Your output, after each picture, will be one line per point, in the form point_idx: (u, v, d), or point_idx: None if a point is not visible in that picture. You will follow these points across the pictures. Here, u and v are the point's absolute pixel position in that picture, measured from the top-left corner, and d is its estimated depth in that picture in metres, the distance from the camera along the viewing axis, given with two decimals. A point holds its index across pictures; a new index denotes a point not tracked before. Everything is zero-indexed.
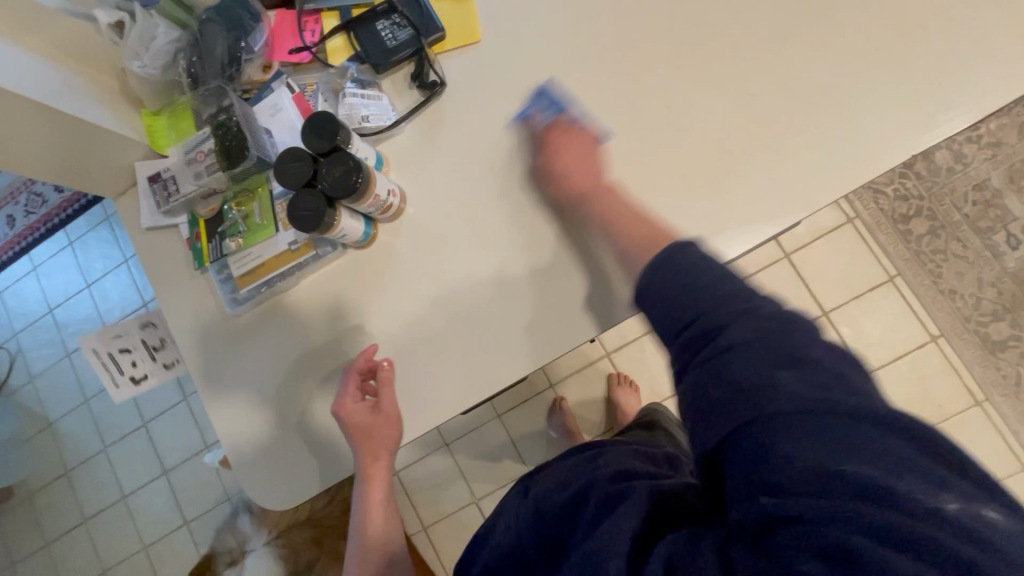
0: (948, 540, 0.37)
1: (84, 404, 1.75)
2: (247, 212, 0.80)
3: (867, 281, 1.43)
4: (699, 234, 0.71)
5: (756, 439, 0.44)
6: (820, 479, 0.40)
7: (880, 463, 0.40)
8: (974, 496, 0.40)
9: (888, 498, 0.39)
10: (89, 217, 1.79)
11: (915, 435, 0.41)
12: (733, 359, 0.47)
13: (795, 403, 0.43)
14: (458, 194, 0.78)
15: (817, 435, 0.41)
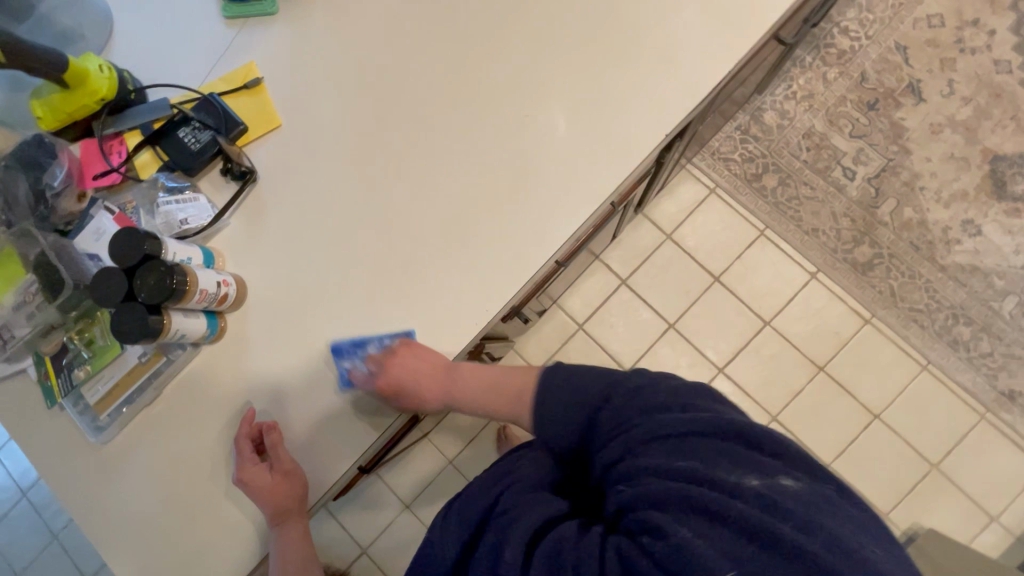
0: (745, 507, 0.58)
1: None
2: (90, 338, 0.69)
3: (744, 240, 1.55)
4: (519, 252, 0.71)
5: (636, 460, 0.65)
6: (678, 473, 0.62)
7: (708, 458, 0.62)
8: (774, 473, 0.61)
9: (714, 481, 0.60)
10: None
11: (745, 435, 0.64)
12: (619, 403, 0.71)
13: (682, 427, 0.65)
14: (297, 265, 0.72)
15: (676, 445, 0.64)
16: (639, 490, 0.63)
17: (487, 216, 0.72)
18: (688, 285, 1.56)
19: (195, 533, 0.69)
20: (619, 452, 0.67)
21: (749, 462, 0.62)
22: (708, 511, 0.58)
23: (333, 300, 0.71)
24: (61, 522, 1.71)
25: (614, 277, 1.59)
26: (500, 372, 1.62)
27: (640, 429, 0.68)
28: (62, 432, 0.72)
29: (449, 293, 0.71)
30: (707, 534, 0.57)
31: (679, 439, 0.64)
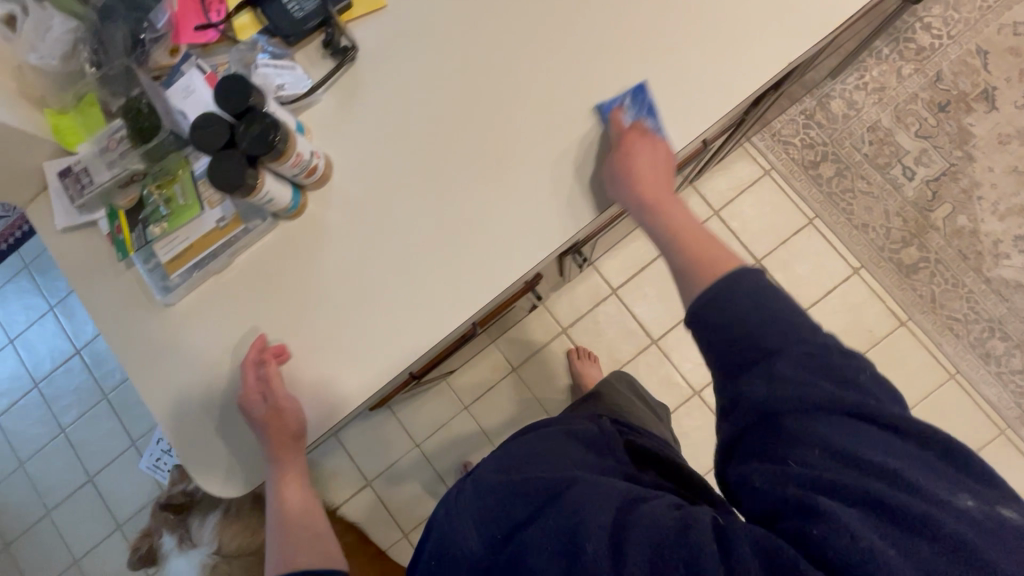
0: (918, 508, 0.47)
1: (20, 466, 1.75)
2: (171, 195, 0.67)
3: (791, 227, 1.53)
4: (608, 170, 0.71)
5: (799, 428, 0.53)
6: (846, 461, 0.51)
7: (903, 459, 0.50)
8: (968, 489, 0.50)
9: (885, 474, 0.49)
10: (5, 270, 1.83)
11: (893, 426, 0.52)
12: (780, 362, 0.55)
13: (833, 405, 0.53)
14: (384, 153, 0.72)
15: (844, 426, 0.52)
16: (766, 474, 0.54)
17: (587, 134, 0.72)
18: None
19: (253, 408, 0.68)
20: (749, 420, 0.56)
21: (926, 464, 0.51)
22: (855, 498, 0.49)
23: (421, 198, 0.71)
24: (70, 417, 1.75)
25: (655, 246, 1.57)
26: (526, 325, 1.61)
27: (799, 384, 0.54)
28: (126, 291, 0.71)
29: (536, 206, 0.70)
30: (866, 523, 0.48)
31: (836, 415, 0.52)
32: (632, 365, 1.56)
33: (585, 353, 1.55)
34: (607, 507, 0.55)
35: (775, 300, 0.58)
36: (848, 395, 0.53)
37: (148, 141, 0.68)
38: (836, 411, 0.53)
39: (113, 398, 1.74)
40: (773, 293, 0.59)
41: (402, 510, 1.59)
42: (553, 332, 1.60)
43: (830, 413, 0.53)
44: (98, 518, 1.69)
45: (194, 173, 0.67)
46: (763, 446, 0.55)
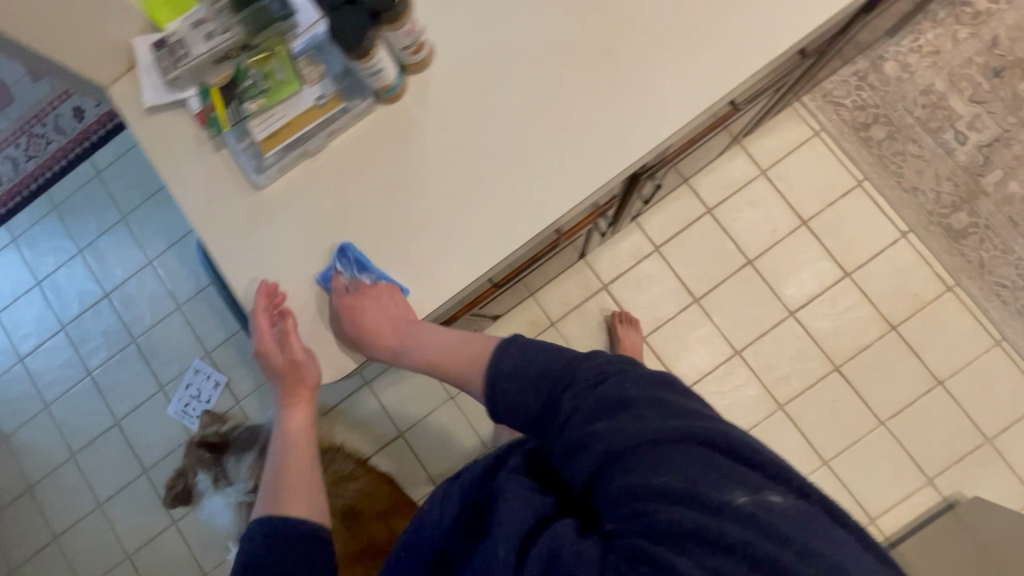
0: (752, 538, 0.48)
1: (44, 409, 1.72)
2: (269, 70, 0.65)
3: (839, 188, 1.51)
4: (708, 66, 0.70)
5: (659, 479, 0.52)
6: (710, 513, 0.50)
7: (790, 517, 0.50)
8: (771, 493, 0.51)
9: (717, 504, 0.50)
10: (31, 211, 1.80)
11: (727, 448, 0.53)
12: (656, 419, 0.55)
13: (707, 452, 0.52)
14: (482, 43, 0.72)
15: (721, 479, 0.51)
16: (637, 508, 0.52)
17: (690, 32, 0.71)
18: (775, 224, 1.53)
19: (348, 292, 0.66)
20: (597, 461, 0.56)
21: (742, 477, 0.51)
22: (694, 529, 0.49)
23: (521, 93, 0.70)
24: (97, 360, 1.72)
25: (700, 204, 1.55)
26: (566, 281, 1.58)
27: (689, 435, 0.53)
28: (214, 173, 0.69)
29: (638, 104, 0.70)
30: (710, 550, 0.48)
31: (659, 444, 0.53)
32: (673, 323, 1.54)
33: (625, 317, 1.53)
34: (523, 516, 0.59)
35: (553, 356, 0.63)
36: (686, 424, 0.54)
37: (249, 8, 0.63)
38: (672, 438, 0.53)
39: (141, 342, 1.71)
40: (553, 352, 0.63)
41: (435, 462, 1.57)
42: (594, 287, 1.57)
43: (676, 442, 0.53)
44: (123, 462, 1.68)
45: (293, 52, 0.65)
46: (621, 475, 0.54)
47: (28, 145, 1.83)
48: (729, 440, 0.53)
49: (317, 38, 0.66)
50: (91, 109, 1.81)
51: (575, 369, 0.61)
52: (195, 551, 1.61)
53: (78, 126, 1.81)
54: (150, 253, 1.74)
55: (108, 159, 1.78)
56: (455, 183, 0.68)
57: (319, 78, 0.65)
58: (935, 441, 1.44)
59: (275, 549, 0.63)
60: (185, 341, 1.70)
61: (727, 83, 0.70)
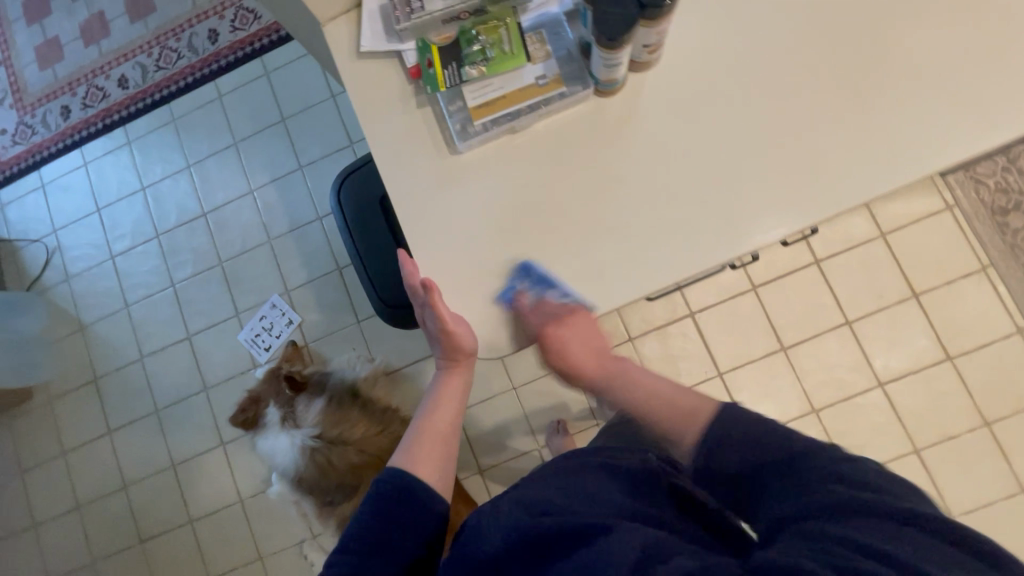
0: None
1: (124, 309, 1.79)
2: (496, 39, 0.65)
3: (961, 269, 1.45)
4: (942, 125, 0.66)
5: (827, 526, 0.47)
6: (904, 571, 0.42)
7: None
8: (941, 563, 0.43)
9: (897, 565, 0.42)
10: (149, 119, 1.86)
11: (918, 516, 0.46)
12: (821, 477, 0.51)
13: (893, 517, 0.46)
14: (706, 54, 0.69)
15: (911, 544, 0.44)
16: (796, 545, 0.47)
17: (928, 89, 0.67)
18: (884, 291, 1.47)
19: (524, 270, 0.66)
20: (780, 515, 0.52)
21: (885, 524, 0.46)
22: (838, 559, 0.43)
23: (740, 112, 0.68)
24: (182, 273, 1.78)
25: (809, 253, 1.51)
26: (654, 300, 1.56)
27: (855, 489, 0.49)
28: (415, 130, 0.69)
29: (862, 146, 0.66)
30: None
31: (847, 503, 0.48)
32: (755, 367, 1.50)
33: None
34: (636, 537, 0.50)
35: (765, 433, 0.56)
36: (836, 477, 0.51)
37: None
38: (817, 490, 0.50)
39: (227, 266, 1.76)
40: (761, 425, 0.57)
41: (484, 447, 1.58)
42: (680, 313, 1.54)
43: (818, 491, 0.50)
44: (187, 375, 1.73)
45: (523, 25, 0.65)
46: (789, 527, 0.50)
47: (159, 55, 1.88)
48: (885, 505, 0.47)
49: (547, 16, 0.66)
50: (225, 33, 1.84)
51: (772, 428, 0.57)
52: (236, 476, 1.65)
53: (210, 47, 1.85)
54: (253, 184, 1.77)
55: (233, 86, 1.83)
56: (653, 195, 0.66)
57: (545, 58, 0.65)
58: None
59: (411, 512, 0.61)
60: (269, 275, 1.73)
61: (968, 143, 0.66)
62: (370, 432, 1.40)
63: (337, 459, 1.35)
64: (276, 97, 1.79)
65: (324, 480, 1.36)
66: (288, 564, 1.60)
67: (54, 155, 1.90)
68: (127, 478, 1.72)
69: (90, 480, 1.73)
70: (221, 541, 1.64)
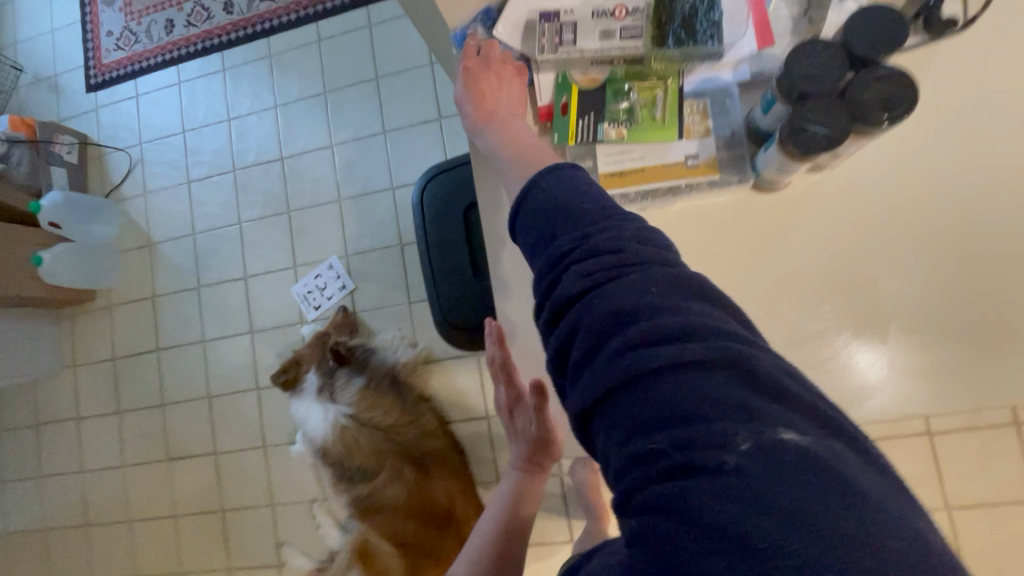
0: (769, 533, 0.30)
1: (190, 235, 1.82)
2: (649, 101, 0.55)
3: None
4: None
5: (624, 411, 0.37)
6: (716, 484, 0.32)
7: (810, 492, 0.31)
8: (776, 428, 0.34)
9: (711, 486, 0.32)
10: (246, 50, 1.83)
11: (715, 358, 0.36)
12: (606, 322, 0.40)
13: (691, 390, 0.35)
14: (857, 179, 0.63)
15: (692, 407, 0.34)
16: (613, 449, 0.38)
17: None
18: (982, 411, 1.31)
19: None
20: (585, 400, 0.39)
21: (735, 413, 0.34)
22: (697, 504, 0.32)
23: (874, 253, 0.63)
24: (250, 213, 1.78)
25: None
26: None
27: (626, 317, 0.39)
28: None
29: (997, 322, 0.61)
30: (733, 556, 0.31)
31: (635, 372, 0.37)
32: None
33: None
34: None
35: (598, 208, 0.46)
36: (649, 322, 0.38)
37: (665, 36, 0.54)
38: (646, 367, 0.36)
39: (294, 216, 1.74)
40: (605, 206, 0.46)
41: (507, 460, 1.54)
42: None
43: (638, 352, 0.37)
44: (236, 315, 1.75)
45: (684, 90, 0.56)
46: (602, 420, 0.38)
47: None
48: (718, 355, 0.36)
49: (715, 83, 0.56)
50: None
51: (562, 228, 0.46)
52: (264, 423, 1.69)
53: None
54: (334, 139, 1.73)
55: (333, 32, 1.76)
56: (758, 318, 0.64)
57: (701, 136, 0.55)
58: None
59: None
60: (332, 235, 1.71)
61: None
62: (408, 431, 1.39)
63: (364, 440, 1.37)
64: (374, 53, 1.72)
65: (349, 461, 1.39)
66: (296, 518, 1.64)
67: (152, 67, 1.91)
68: (165, 397, 1.79)
69: (133, 391, 1.81)
70: (240, 479, 1.70)
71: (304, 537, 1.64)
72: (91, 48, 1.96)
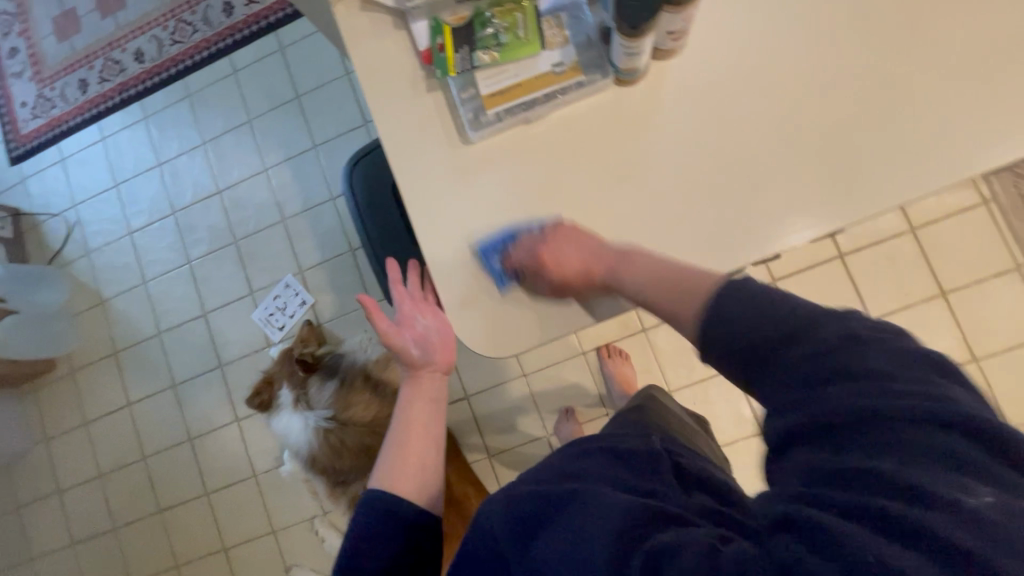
0: (952, 532, 0.34)
1: (142, 285, 1.81)
2: (511, 23, 0.62)
3: (993, 267, 1.39)
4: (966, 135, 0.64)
5: (829, 436, 0.41)
6: (898, 486, 0.36)
7: (998, 514, 0.35)
8: (986, 470, 0.37)
9: (898, 486, 0.36)
10: (166, 94, 1.86)
11: (945, 411, 0.39)
12: (828, 384, 0.43)
13: (905, 426, 0.39)
14: (733, 52, 0.66)
15: (900, 435, 0.38)
16: (803, 463, 0.41)
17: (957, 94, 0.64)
18: (911, 287, 1.42)
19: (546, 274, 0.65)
20: (791, 431, 0.43)
21: (954, 452, 0.37)
22: (888, 506, 0.36)
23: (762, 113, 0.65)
24: (199, 251, 1.79)
25: (834, 247, 1.46)
26: None
27: (851, 375, 0.42)
28: (427, 119, 0.66)
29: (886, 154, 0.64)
30: (912, 543, 0.34)
31: (862, 413, 0.40)
32: None
33: (615, 352, 1.52)
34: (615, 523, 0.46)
35: (773, 304, 0.47)
36: (886, 385, 0.41)
37: None
38: (878, 412, 0.39)
39: (242, 244, 1.76)
40: (773, 297, 0.48)
41: (494, 433, 1.59)
42: None
43: (870, 401, 0.40)
44: (203, 353, 1.75)
45: (540, 9, 0.63)
46: (810, 448, 0.42)
47: (174, 29, 1.86)
48: (943, 415, 0.39)
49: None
50: (240, 6, 1.82)
51: (785, 321, 0.46)
52: (251, 453, 1.69)
53: (225, 21, 1.82)
54: (267, 162, 1.76)
55: (247, 61, 1.80)
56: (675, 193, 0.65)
57: (561, 44, 0.62)
58: None
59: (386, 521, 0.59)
60: (283, 255, 1.74)
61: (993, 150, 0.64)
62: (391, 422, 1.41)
63: (351, 439, 1.38)
64: (291, 73, 1.76)
65: (339, 463, 1.40)
66: (300, 538, 1.64)
67: (74, 128, 1.91)
68: (146, 450, 1.76)
69: (111, 451, 1.79)
70: (236, 514, 1.69)
71: (311, 555, 1.64)
72: (7, 122, 1.95)
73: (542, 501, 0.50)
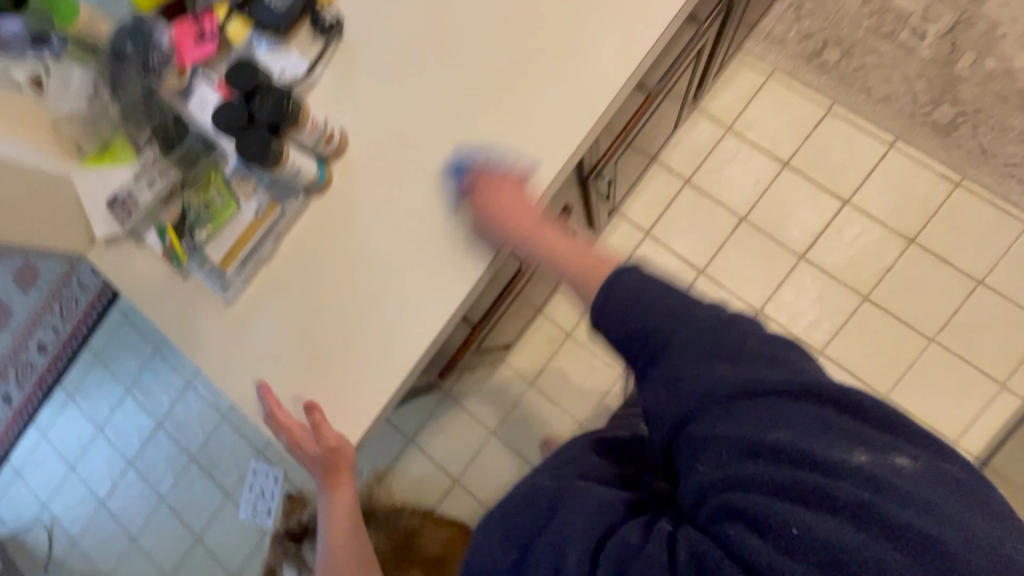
0: (843, 491, 0.48)
1: (132, 544, 1.83)
2: (209, 198, 0.73)
3: (811, 121, 1.49)
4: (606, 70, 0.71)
5: (751, 425, 0.52)
6: (798, 460, 0.50)
7: (876, 487, 0.48)
8: (879, 444, 0.50)
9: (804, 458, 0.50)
10: (78, 366, 1.96)
11: (836, 400, 0.52)
12: (743, 395, 0.53)
13: (799, 416, 0.51)
14: (397, 111, 0.75)
15: (799, 416, 0.51)
16: (716, 435, 0.53)
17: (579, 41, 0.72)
18: (757, 174, 1.51)
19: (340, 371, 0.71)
20: (696, 415, 0.55)
21: (848, 432, 0.50)
22: (795, 483, 0.49)
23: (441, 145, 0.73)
24: (167, 484, 1.83)
25: (677, 176, 1.55)
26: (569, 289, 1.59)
27: (769, 384, 0.53)
28: (195, 302, 0.75)
29: (556, 118, 0.71)
30: (818, 512, 0.48)
31: (766, 401, 0.52)
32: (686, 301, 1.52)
33: None
34: (586, 517, 0.57)
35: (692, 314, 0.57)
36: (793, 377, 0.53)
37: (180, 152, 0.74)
38: (796, 409, 0.51)
39: (200, 457, 1.81)
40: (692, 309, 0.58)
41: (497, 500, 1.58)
42: None
43: (781, 399, 0.52)
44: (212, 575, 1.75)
45: (227, 174, 0.73)
46: (705, 424, 0.54)
47: (60, 309, 1.99)
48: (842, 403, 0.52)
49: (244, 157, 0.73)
50: None
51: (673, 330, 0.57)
52: None
53: (97, 279, 1.95)
54: (188, 374, 1.84)
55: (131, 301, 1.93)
56: (410, 244, 0.71)
57: (251, 192, 0.72)
58: (993, 345, 1.36)
59: None
60: (239, 446, 1.78)
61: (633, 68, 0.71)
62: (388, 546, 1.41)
63: None
64: None
65: None
66: None
67: (16, 439, 1.99)
68: None
69: None
70: None
71: None
72: None
73: (534, 513, 0.60)
